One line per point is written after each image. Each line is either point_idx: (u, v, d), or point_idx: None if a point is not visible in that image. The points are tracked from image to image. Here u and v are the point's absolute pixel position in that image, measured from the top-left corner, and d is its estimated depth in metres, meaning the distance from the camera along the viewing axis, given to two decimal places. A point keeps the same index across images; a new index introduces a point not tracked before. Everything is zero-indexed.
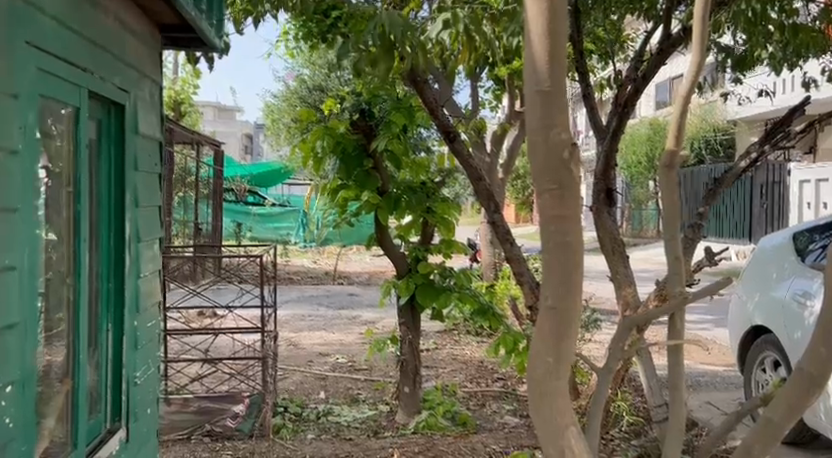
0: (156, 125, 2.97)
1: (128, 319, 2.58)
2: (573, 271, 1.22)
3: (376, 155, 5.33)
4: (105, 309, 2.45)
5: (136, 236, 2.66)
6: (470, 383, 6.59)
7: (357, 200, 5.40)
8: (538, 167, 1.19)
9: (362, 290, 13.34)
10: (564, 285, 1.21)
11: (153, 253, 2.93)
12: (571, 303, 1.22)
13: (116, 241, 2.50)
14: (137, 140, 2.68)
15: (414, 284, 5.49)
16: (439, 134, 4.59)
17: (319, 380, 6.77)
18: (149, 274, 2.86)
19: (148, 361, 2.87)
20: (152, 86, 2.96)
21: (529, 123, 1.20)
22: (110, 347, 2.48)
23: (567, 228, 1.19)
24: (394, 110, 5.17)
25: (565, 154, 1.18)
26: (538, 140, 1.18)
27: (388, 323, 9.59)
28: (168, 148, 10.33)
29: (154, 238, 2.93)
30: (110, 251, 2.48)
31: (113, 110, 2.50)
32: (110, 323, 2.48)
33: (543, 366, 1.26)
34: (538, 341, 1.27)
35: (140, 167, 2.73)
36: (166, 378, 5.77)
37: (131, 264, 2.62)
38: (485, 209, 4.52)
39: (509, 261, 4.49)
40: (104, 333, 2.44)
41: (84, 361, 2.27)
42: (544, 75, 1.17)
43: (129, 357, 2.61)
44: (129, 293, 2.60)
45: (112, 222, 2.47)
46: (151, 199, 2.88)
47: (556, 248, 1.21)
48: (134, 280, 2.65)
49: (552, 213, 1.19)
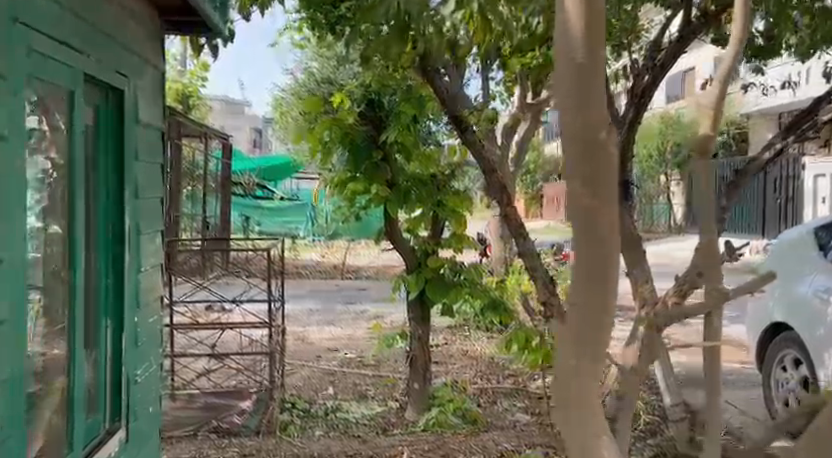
0: (158, 114, 2.87)
1: (127, 315, 2.48)
2: (610, 267, 1.05)
3: (385, 147, 5.23)
4: (104, 305, 2.35)
5: (137, 229, 2.57)
6: (480, 380, 6.48)
7: (366, 193, 5.31)
8: (570, 150, 1.02)
9: (370, 284, 13.25)
10: (601, 285, 1.04)
11: (155, 247, 2.83)
12: (602, 302, 1.05)
13: (115, 235, 2.41)
14: (138, 129, 2.59)
15: (424, 279, 5.38)
16: (451, 124, 4.47)
17: (327, 376, 6.69)
18: (150, 268, 2.77)
19: (149, 358, 2.78)
20: (153, 73, 2.86)
21: (559, 100, 1.03)
22: (108, 345, 2.38)
23: (604, 221, 1.02)
24: (404, 100, 5.07)
25: (602, 134, 1.00)
26: (570, 119, 1.01)
27: (396, 318, 9.49)
28: (176, 141, 10.26)
29: (157, 231, 2.84)
30: (108, 245, 2.39)
31: (112, 97, 2.40)
32: (108, 319, 2.38)
33: (570, 373, 1.11)
34: (564, 344, 1.11)
35: (142, 157, 2.63)
36: (172, 373, 5.69)
37: (131, 258, 2.52)
38: (498, 201, 4.40)
39: (522, 256, 4.37)
40: (103, 330, 2.35)
41: (80, 359, 2.17)
42: (578, 43, 0.99)
43: (128, 354, 2.51)
44: (129, 288, 2.50)
45: (111, 214, 2.37)
46: (153, 192, 2.78)
47: (589, 242, 1.04)
48: (134, 274, 2.55)
49: (587, 202, 1.01)
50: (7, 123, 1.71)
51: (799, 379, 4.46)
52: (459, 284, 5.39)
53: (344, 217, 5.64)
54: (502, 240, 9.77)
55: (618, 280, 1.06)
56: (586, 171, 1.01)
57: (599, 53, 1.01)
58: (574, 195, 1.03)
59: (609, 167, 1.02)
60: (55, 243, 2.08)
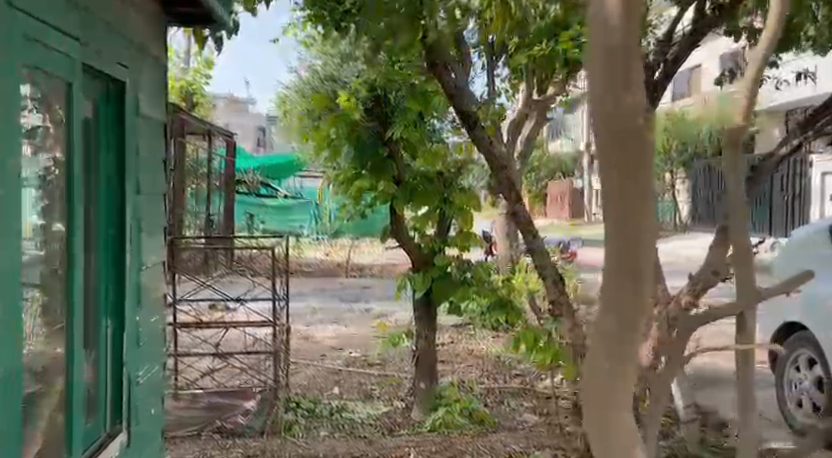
0: (161, 109, 2.81)
1: (128, 315, 2.41)
2: (644, 264, 0.97)
3: (391, 143, 5.15)
4: (104, 304, 2.28)
5: (138, 226, 2.50)
6: (487, 379, 6.42)
7: (372, 191, 5.26)
8: (603, 139, 0.93)
9: (374, 282, 13.17)
10: (634, 284, 0.97)
11: (157, 245, 2.76)
12: (634, 302, 0.97)
13: (116, 232, 2.34)
14: (139, 123, 2.52)
15: (431, 277, 5.34)
16: (458, 119, 4.39)
17: (332, 375, 6.62)
18: (152, 267, 2.70)
19: (152, 358, 2.71)
20: (155, 67, 2.79)
21: (593, 85, 0.94)
22: (109, 344, 2.31)
23: (640, 216, 0.94)
24: (411, 96, 5.01)
25: (640, 121, 0.92)
26: (603, 105, 0.92)
27: (401, 317, 9.43)
28: (180, 138, 10.21)
29: (159, 229, 2.77)
30: (109, 243, 2.32)
31: (112, 90, 2.33)
32: (108, 319, 2.31)
33: (599, 379, 1.03)
34: (595, 346, 1.03)
35: (143, 153, 2.57)
36: (176, 372, 5.63)
37: (132, 255, 2.44)
38: (506, 198, 4.33)
39: (531, 254, 4.31)
40: (103, 329, 2.28)
41: (79, 360, 2.10)
42: (614, 20, 0.92)
43: (130, 355, 2.44)
44: (130, 287, 2.43)
45: (111, 210, 2.31)
46: (155, 189, 2.71)
47: (622, 239, 0.95)
48: (136, 272, 2.48)
49: (622, 196, 0.93)
50: (2, 117, 1.64)
51: (813, 379, 4.38)
52: (465, 283, 5.32)
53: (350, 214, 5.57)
54: (508, 238, 9.69)
55: (653, 278, 0.98)
56: (621, 163, 0.92)
57: (636, 33, 0.93)
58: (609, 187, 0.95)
59: (647, 158, 0.93)
60: (54, 240, 2.01)
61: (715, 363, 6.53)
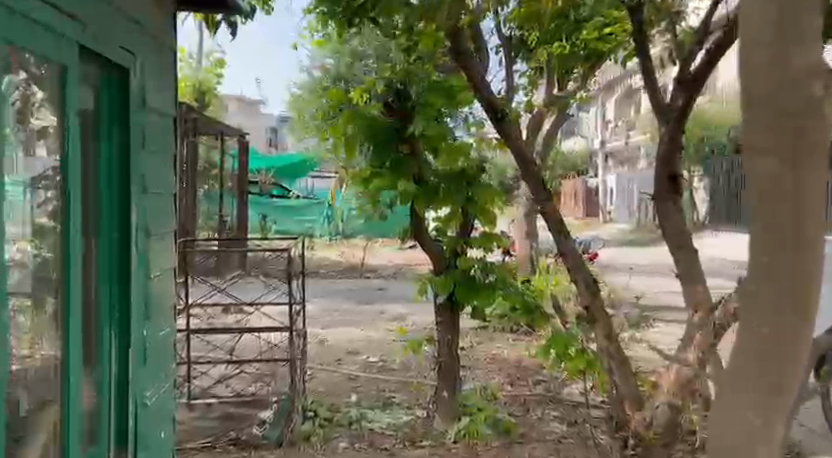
0: (169, 100, 2.59)
1: (134, 328, 2.18)
2: (793, 249, 0.97)
3: (411, 140, 4.85)
4: (107, 315, 2.07)
5: (145, 227, 2.27)
6: (510, 386, 6.17)
7: (392, 189, 4.88)
8: (756, 110, 0.96)
9: (389, 284, 12.95)
10: (799, 254, 0.97)
11: (167, 249, 2.55)
12: (779, 288, 0.99)
13: (120, 235, 2.11)
14: (145, 114, 2.29)
15: (456, 280, 5.03)
16: (485, 112, 4.14)
17: (349, 381, 6.40)
18: (162, 273, 2.48)
19: (161, 376, 2.48)
20: (164, 54, 2.56)
21: (748, 53, 0.97)
22: (113, 362, 2.09)
23: (791, 201, 0.96)
24: (432, 90, 4.77)
25: (808, 96, 0.94)
26: (756, 76, 0.95)
27: (418, 319, 9.21)
28: (191, 138, 10.04)
29: (169, 232, 2.56)
30: (112, 247, 2.09)
31: (112, 75, 2.09)
32: (112, 332, 2.09)
33: (742, 352, 1.03)
34: (744, 313, 1.03)
35: (150, 145, 2.35)
36: (189, 380, 5.43)
37: (138, 262, 2.22)
38: (535, 197, 4.08)
39: (562, 257, 4.07)
40: (106, 345, 2.05)
41: (76, 381, 1.88)
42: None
43: (136, 373, 2.22)
44: (136, 296, 2.20)
45: (114, 211, 2.08)
46: (164, 187, 2.49)
47: (769, 222, 0.97)
48: (142, 281, 2.25)
49: (775, 175, 0.96)
50: None
51: None
52: (489, 286, 5.04)
53: (368, 216, 5.26)
54: (527, 239, 9.43)
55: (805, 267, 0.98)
56: (781, 136, 0.94)
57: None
58: (763, 151, 0.96)
59: (807, 136, 0.95)
60: (48, 246, 1.79)
61: None
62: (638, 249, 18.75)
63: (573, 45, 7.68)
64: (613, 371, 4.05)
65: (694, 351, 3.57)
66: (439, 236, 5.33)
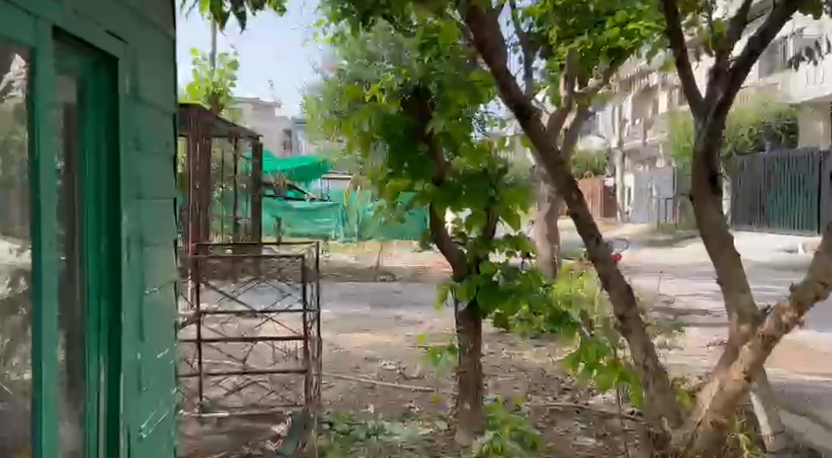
0: (167, 95, 2.36)
1: (127, 352, 1.96)
2: None
3: (431, 139, 4.53)
4: (94, 338, 1.84)
5: (140, 235, 2.04)
6: (533, 395, 5.93)
7: (411, 190, 4.61)
8: None
9: (405, 287, 12.70)
10: None
11: (167, 258, 2.32)
12: None
13: (110, 247, 1.88)
14: (139, 110, 2.06)
15: (476, 287, 4.71)
16: (509, 108, 3.75)
17: (367, 390, 6.18)
18: (160, 286, 2.25)
19: (160, 401, 2.26)
20: (161, 43, 2.33)
21: None
22: (101, 392, 1.86)
23: None
24: (451, 84, 4.38)
25: None
26: None
27: (436, 324, 9.00)
28: (204, 140, 9.87)
29: (169, 240, 2.34)
30: (101, 260, 1.86)
31: (101, 64, 1.86)
32: (102, 359, 1.87)
33: None
34: None
35: (146, 144, 2.12)
36: (200, 391, 5.21)
37: (132, 277, 1.99)
38: (564, 198, 3.81)
39: (593, 262, 3.83)
40: (92, 372, 1.82)
41: (53, 418, 1.65)
42: None
43: (130, 402, 1.99)
44: (130, 314, 1.97)
45: (103, 218, 1.85)
46: (163, 190, 2.27)
47: None
48: (136, 297, 2.02)
49: None
50: None
51: None
52: (513, 291, 4.60)
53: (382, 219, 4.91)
54: (548, 241, 9.18)
55: None
56: None
57: None
58: None
59: None
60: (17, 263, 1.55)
61: (784, 378, 5.97)
62: (658, 251, 18.36)
63: (597, 42, 7.43)
64: (648, 385, 3.81)
65: (739, 365, 3.33)
66: (459, 239, 5.02)
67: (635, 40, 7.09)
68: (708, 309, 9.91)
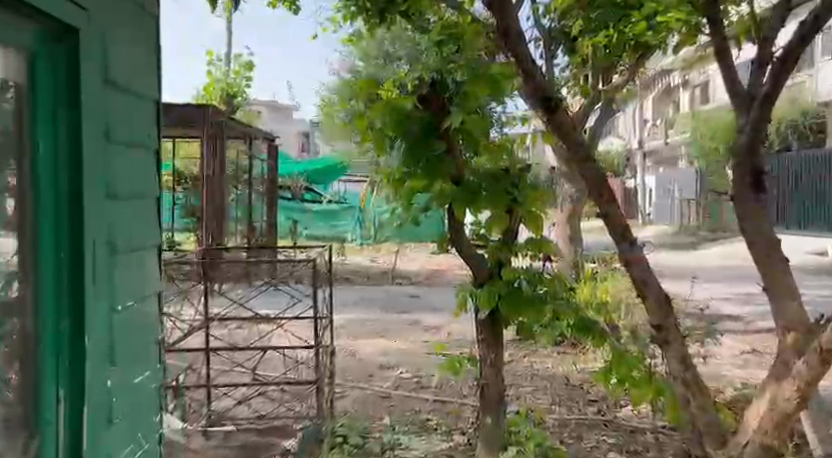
0: (149, 81, 2.09)
1: (92, 377, 1.67)
2: None
3: (448, 135, 3.93)
4: (50, 363, 1.56)
5: (111, 239, 1.77)
6: (557, 407, 5.61)
7: (427, 191, 4.00)
8: None
9: (421, 291, 12.40)
10: None
11: (147, 265, 2.05)
12: None
13: (70, 254, 1.60)
14: (111, 95, 1.80)
15: (498, 295, 4.15)
16: (533, 100, 3.41)
17: (383, 400, 5.89)
18: (139, 299, 1.99)
19: (134, 431, 1.97)
20: (141, 23, 2.05)
21: None
22: (58, 425, 1.58)
23: None
24: (474, 77, 3.90)
25: None
26: None
27: (453, 330, 8.71)
28: (218, 141, 9.68)
29: (150, 244, 2.07)
30: (59, 269, 1.58)
31: (60, 39, 1.59)
32: (61, 387, 1.59)
33: None
34: None
35: (121, 135, 1.85)
36: (209, 403, 4.96)
37: (100, 289, 1.71)
38: (597, 201, 3.49)
39: (626, 267, 3.56)
40: (46, 402, 1.54)
41: None
42: None
43: (94, 436, 1.70)
44: (97, 332, 1.70)
45: (63, 218, 1.57)
46: (143, 188, 2.01)
47: None
48: (105, 313, 1.74)
49: None
50: None
51: None
52: (537, 301, 4.13)
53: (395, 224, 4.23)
54: (571, 243, 8.85)
55: None
56: None
57: None
58: None
59: None
60: None
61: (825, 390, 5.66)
62: (682, 254, 17.89)
63: (622, 35, 7.09)
64: (688, 402, 3.54)
65: (792, 381, 3.07)
66: (479, 240, 4.40)
67: (663, 32, 6.76)
68: (735, 314, 9.56)
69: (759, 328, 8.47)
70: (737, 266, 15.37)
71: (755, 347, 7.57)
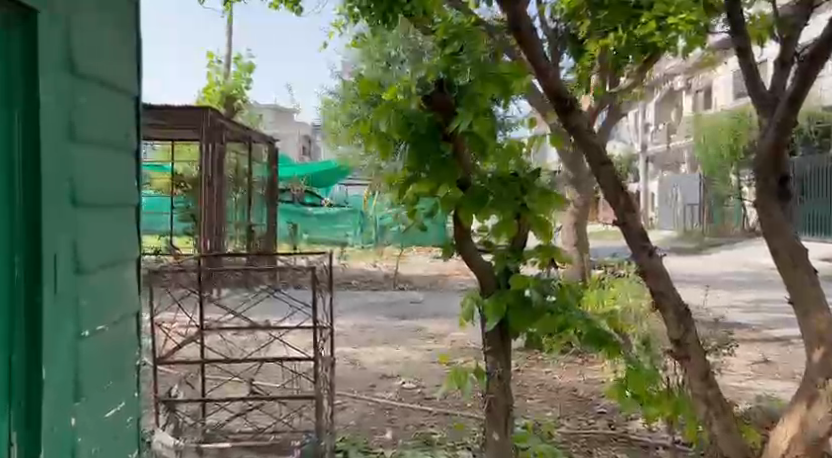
0: (128, 76, 1.91)
1: (50, 410, 1.48)
2: None
3: (457, 136, 3.08)
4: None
5: (76, 253, 1.58)
6: (566, 420, 5.41)
7: (432, 198, 3.13)
8: None
9: (425, 297, 12.19)
10: None
11: (123, 280, 1.86)
12: None
13: (24, 271, 1.42)
14: (79, 89, 1.61)
15: (507, 303, 3.21)
16: (546, 97, 3.16)
17: (385, 412, 5.69)
18: (112, 319, 1.79)
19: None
20: (119, 12, 1.87)
21: None
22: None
23: None
24: (482, 72, 3.09)
25: None
26: None
27: (458, 338, 8.50)
28: (217, 143, 9.46)
29: (128, 257, 1.88)
30: (10, 288, 1.40)
31: (14, 21, 1.40)
32: (9, 421, 1.40)
33: None
34: None
35: (92, 136, 1.67)
36: (203, 417, 4.74)
37: (61, 309, 1.52)
38: (612, 208, 3.28)
39: (643, 277, 3.35)
40: None
41: None
42: None
43: None
44: (56, 358, 1.50)
45: (17, 232, 1.40)
46: (118, 196, 1.82)
47: None
48: (67, 336, 1.55)
49: None
50: None
51: None
52: (551, 310, 3.21)
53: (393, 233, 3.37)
54: (578, 249, 8.64)
55: None
56: None
57: None
58: None
59: None
60: None
61: None
62: (686, 259, 17.72)
63: (631, 36, 6.90)
64: (711, 422, 3.42)
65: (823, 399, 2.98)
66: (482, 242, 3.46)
67: (672, 33, 6.58)
68: (745, 322, 9.35)
69: (771, 338, 8.26)
70: (744, 272, 15.15)
71: (767, 357, 7.38)
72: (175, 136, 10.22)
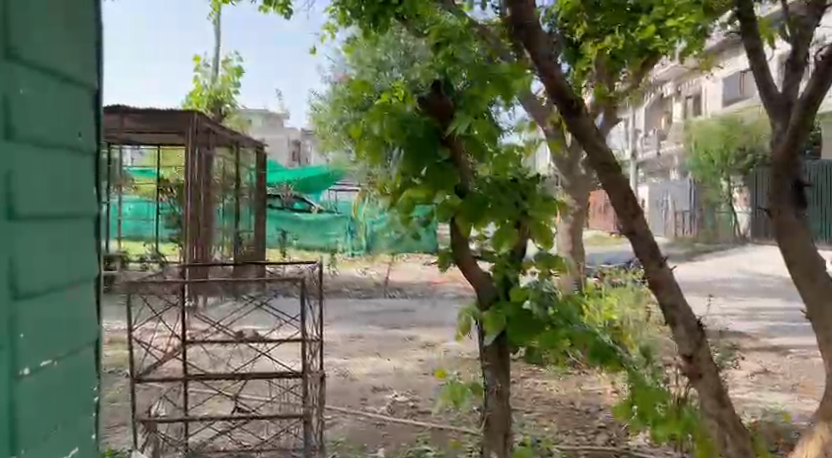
0: (85, 68, 1.69)
1: None
2: None
3: (455, 139, 2.83)
4: None
5: (13, 273, 1.32)
6: (565, 436, 5.20)
7: (428, 205, 2.84)
8: None
9: (417, 305, 11.98)
10: None
11: (74, 303, 1.63)
12: None
13: None
14: (20, 78, 1.36)
15: (507, 314, 2.91)
16: (550, 97, 2.95)
17: (376, 427, 5.47)
18: (59, 348, 1.54)
19: None
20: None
21: None
22: None
23: None
24: (481, 70, 2.86)
25: None
26: None
27: (451, 349, 8.29)
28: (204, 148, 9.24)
29: (81, 275, 1.66)
30: None
31: None
32: None
33: None
34: None
35: (41, 136, 1.44)
36: (186, 434, 4.51)
37: None
38: (619, 216, 3.07)
39: (653, 289, 3.15)
40: None
41: None
42: None
43: None
44: None
45: None
46: (67, 205, 1.57)
47: None
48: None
49: None
50: None
51: None
52: (552, 324, 2.90)
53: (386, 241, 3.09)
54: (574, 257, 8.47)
55: None
56: None
57: None
58: None
59: None
60: None
61: None
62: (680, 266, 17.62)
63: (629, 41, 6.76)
64: (725, 442, 3.24)
65: None
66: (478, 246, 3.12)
67: (672, 37, 6.40)
68: (744, 331, 9.18)
69: (770, 347, 8.10)
70: (738, 279, 15.05)
71: (767, 367, 7.20)
72: (162, 140, 10.00)
